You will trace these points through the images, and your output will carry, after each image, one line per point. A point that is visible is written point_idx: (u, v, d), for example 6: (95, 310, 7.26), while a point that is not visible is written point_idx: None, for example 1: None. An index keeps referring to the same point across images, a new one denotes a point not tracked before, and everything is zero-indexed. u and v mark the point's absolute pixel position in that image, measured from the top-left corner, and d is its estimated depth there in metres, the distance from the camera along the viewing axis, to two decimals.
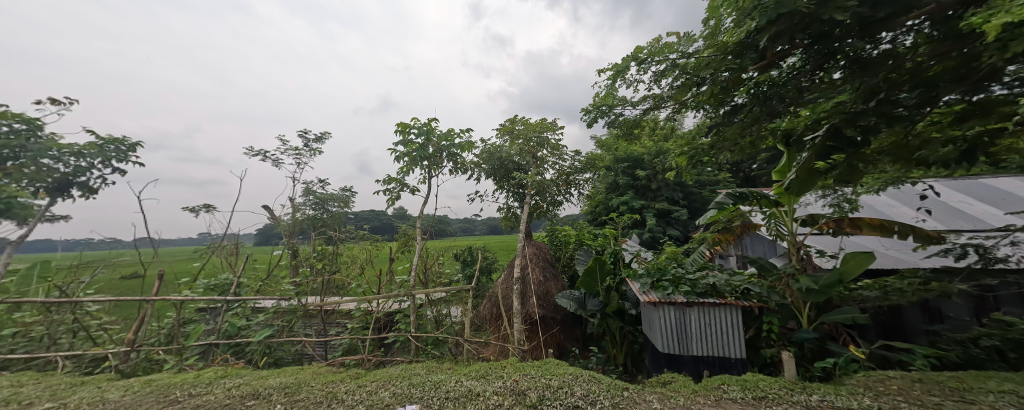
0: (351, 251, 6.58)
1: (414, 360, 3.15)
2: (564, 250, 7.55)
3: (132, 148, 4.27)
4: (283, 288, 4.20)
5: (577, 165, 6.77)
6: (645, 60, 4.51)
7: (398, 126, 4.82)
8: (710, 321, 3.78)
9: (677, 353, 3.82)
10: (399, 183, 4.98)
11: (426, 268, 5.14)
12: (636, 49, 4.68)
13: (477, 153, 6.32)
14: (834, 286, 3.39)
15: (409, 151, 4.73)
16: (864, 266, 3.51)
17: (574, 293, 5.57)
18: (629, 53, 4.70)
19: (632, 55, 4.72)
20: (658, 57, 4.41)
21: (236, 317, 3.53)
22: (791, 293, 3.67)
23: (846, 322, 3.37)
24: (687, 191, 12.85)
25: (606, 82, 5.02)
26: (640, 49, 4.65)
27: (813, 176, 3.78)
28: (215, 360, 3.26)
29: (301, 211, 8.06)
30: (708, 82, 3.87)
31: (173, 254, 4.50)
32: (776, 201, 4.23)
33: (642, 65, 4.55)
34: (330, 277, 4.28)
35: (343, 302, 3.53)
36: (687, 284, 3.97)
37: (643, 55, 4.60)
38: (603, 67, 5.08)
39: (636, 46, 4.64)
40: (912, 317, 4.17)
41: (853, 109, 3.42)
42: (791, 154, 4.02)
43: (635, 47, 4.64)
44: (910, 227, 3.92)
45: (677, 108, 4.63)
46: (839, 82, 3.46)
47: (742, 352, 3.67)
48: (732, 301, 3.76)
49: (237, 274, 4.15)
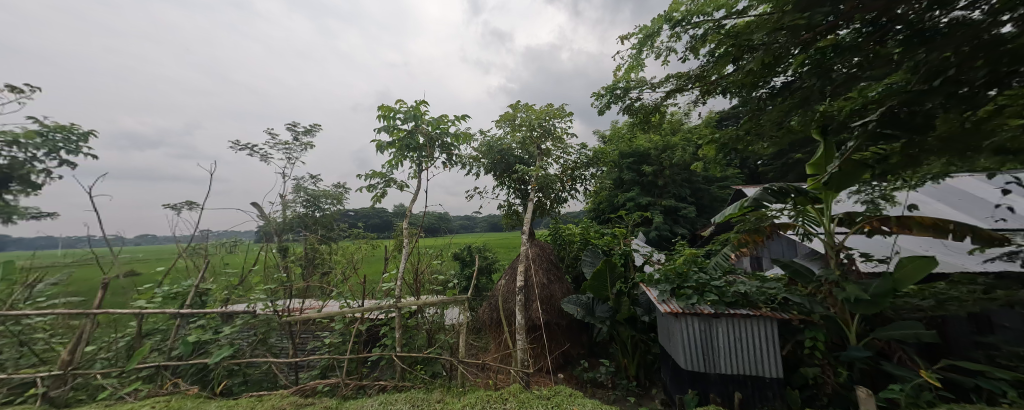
0: (340, 252, 6.11)
1: (400, 386, 2.67)
2: (569, 250, 7.06)
3: (84, 137, 3.75)
4: (255, 297, 3.72)
5: (582, 159, 6.28)
6: (682, 21, 4.20)
7: (381, 111, 4.29)
8: (741, 335, 3.31)
9: (703, 371, 3.36)
10: (383, 178, 4.48)
11: (419, 272, 4.68)
12: (671, 9, 4.35)
13: (475, 146, 5.83)
14: (886, 295, 2.96)
15: (395, 139, 4.23)
16: (925, 272, 3.00)
17: (582, 298, 5.15)
18: (663, 14, 4.38)
19: (666, 15, 4.41)
20: (697, 21, 4.06)
21: (197, 332, 3.06)
22: (835, 302, 3.20)
23: (905, 338, 2.87)
24: (696, 188, 12.22)
25: (631, 58, 4.72)
26: (676, 7, 4.32)
27: (858, 169, 3.35)
28: (165, 386, 2.77)
29: (292, 209, 7.58)
30: (758, 50, 3.33)
31: (151, 250, 3.99)
32: (813, 198, 3.82)
33: (678, 26, 4.26)
34: (309, 284, 3.81)
35: (318, 316, 3.06)
36: (714, 292, 3.51)
37: (679, 14, 4.28)
38: (629, 34, 4.80)
39: (672, 5, 4.32)
40: (961, 329, 3.70)
41: (913, 90, 2.94)
42: (830, 144, 3.55)
43: (670, 6, 4.34)
44: (967, 227, 3.45)
45: (702, 91, 4.14)
46: (897, 58, 2.98)
47: (778, 371, 3.20)
48: (768, 313, 3.28)
49: (203, 280, 3.67)
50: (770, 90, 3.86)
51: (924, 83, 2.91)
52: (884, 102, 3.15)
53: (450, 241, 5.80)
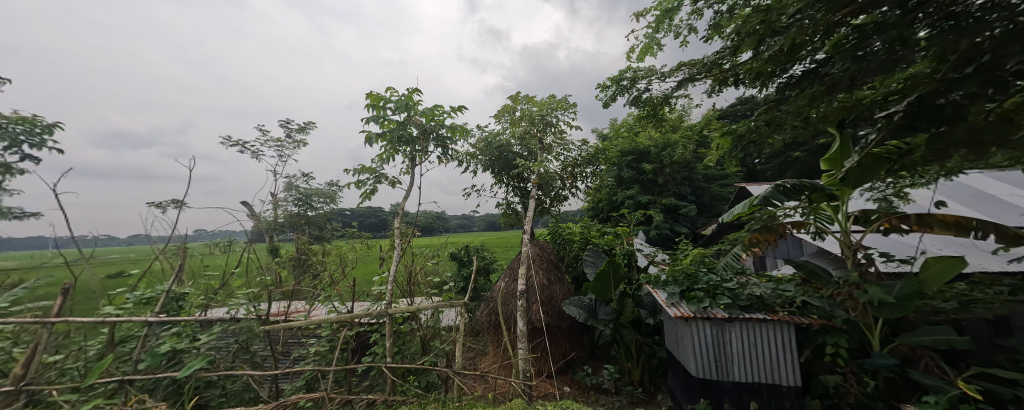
0: (331, 252, 5.85)
1: (392, 401, 2.39)
2: (570, 250, 6.85)
3: (48, 129, 3.39)
4: (236, 301, 3.45)
5: (582, 156, 6.07)
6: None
7: (370, 102, 3.96)
8: (756, 340, 3.11)
9: (715, 379, 3.16)
10: (373, 173, 4.21)
11: (414, 273, 4.43)
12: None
13: (473, 142, 5.62)
14: (912, 298, 2.77)
15: (386, 131, 3.95)
16: (952, 274, 2.82)
17: (584, 300, 4.95)
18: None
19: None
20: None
21: (171, 341, 2.79)
22: (857, 306, 3.01)
23: (934, 345, 2.68)
24: (697, 187, 12.00)
25: (647, 36, 4.92)
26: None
27: (877, 165, 3.18)
28: (130, 403, 2.48)
29: (283, 208, 7.32)
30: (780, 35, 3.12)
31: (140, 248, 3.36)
32: (830, 195, 3.60)
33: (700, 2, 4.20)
34: (296, 287, 3.56)
35: (299, 324, 2.74)
36: (727, 295, 3.32)
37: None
38: (646, 12, 4.74)
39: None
40: (982, 333, 3.53)
41: (943, 77, 2.75)
42: (847, 138, 3.37)
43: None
44: (992, 224, 3.23)
45: (716, 79, 4.00)
46: (926, 43, 2.79)
47: (796, 379, 3.01)
48: (786, 317, 3.09)
49: (178, 285, 3.37)
50: (786, 80, 3.68)
51: (955, 72, 2.74)
52: (910, 91, 2.97)
53: (447, 240, 5.58)
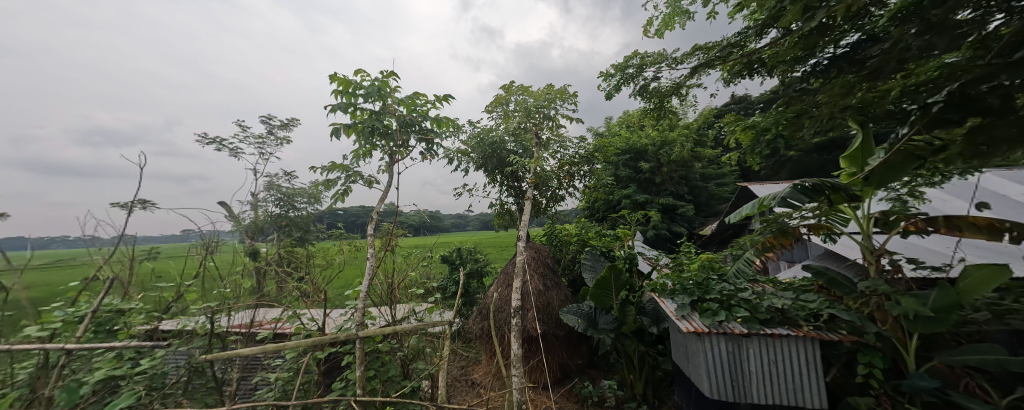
0: (312, 256, 5.42)
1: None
2: (566, 252, 6.54)
3: None
4: (192, 316, 3.01)
5: (581, 153, 5.71)
6: None
7: (338, 87, 3.45)
8: (776, 358, 2.80)
9: (732, 401, 2.84)
10: (344, 171, 3.78)
11: (397, 280, 4.04)
12: None
13: (464, 138, 5.25)
14: (951, 311, 2.46)
15: (359, 121, 3.52)
16: (995, 283, 2.53)
17: (582, 308, 4.59)
18: None
19: None
20: None
21: (104, 367, 2.35)
22: (887, 320, 2.72)
23: (977, 364, 2.39)
24: (694, 186, 11.75)
25: (671, 3, 4.61)
26: None
27: (905, 163, 2.91)
28: None
29: (263, 208, 6.86)
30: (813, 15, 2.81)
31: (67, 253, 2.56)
32: (851, 196, 3.27)
33: None
34: (261, 299, 3.14)
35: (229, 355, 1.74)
36: (744, 307, 3.02)
37: None
38: None
39: None
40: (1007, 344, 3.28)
41: (987, 63, 2.45)
42: (871, 133, 3.08)
43: None
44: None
45: (741, 59, 3.76)
46: (969, 25, 2.49)
47: (821, 401, 2.71)
48: (810, 332, 2.78)
49: (124, 299, 2.91)
50: (811, 68, 3.46)
51: (1000, 57, 2.44)
52: (947, 79, 2.67)
53: (437, 242, 5.21)
